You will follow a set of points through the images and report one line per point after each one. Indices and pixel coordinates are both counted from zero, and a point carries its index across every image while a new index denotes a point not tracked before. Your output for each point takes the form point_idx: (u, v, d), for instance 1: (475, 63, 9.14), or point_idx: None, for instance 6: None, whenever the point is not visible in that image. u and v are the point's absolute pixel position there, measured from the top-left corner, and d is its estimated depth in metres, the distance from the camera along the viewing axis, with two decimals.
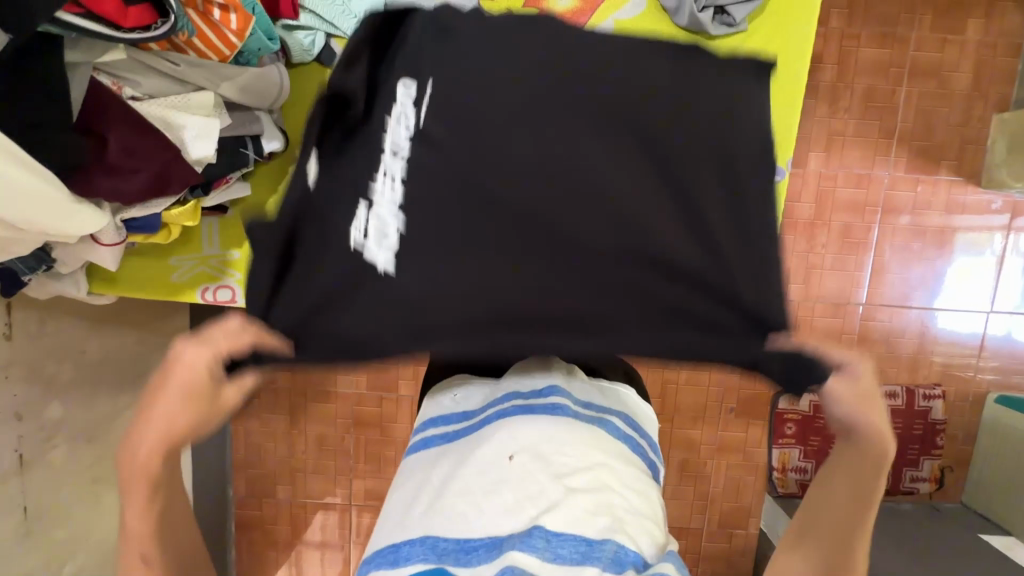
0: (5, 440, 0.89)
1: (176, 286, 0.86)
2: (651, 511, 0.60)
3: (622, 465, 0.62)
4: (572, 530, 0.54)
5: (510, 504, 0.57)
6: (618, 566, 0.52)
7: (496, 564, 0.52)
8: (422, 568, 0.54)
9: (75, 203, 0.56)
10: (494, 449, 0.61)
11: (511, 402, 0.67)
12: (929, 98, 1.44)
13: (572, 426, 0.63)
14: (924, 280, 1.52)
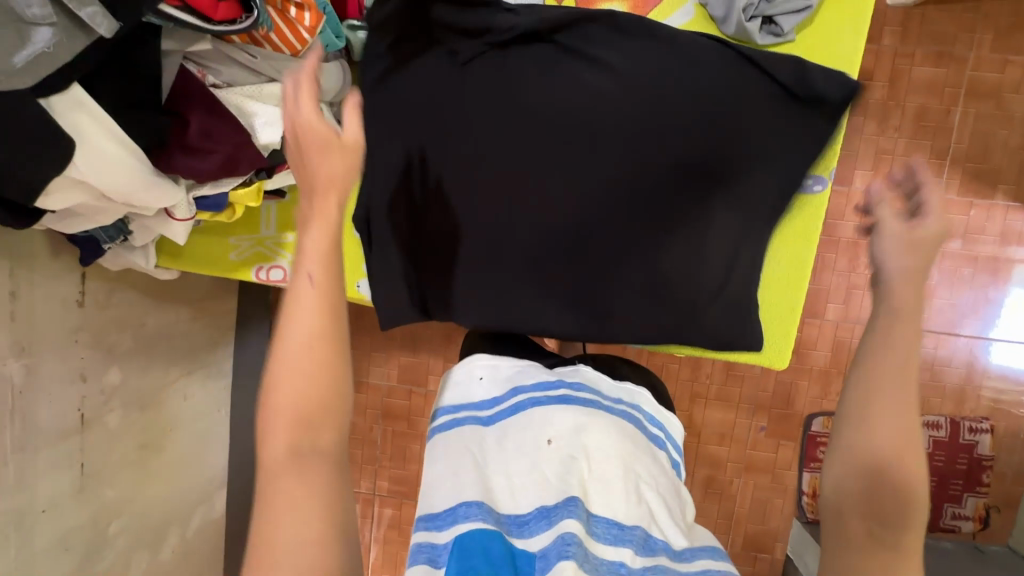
0: (68, 398, 0.96)
1: (235, 264, 0.91)
2: (673, 499, 0.66)
3: (651, 460, 0.68)
4: (608, 512, 0.62)
5: (554, 480, 0.63)
6: (647, 549, 0.60)
7: (548, 532, 0.59)
8: (481, 526, 0.58)
9: (154, 176, 0.61)
10: (534, 436, 0.66)
11: (546, 395, 0.70)
12: (987, 119, 1.40)
13: (605, 419, 0.68)
14: (974, 307, 1.46)
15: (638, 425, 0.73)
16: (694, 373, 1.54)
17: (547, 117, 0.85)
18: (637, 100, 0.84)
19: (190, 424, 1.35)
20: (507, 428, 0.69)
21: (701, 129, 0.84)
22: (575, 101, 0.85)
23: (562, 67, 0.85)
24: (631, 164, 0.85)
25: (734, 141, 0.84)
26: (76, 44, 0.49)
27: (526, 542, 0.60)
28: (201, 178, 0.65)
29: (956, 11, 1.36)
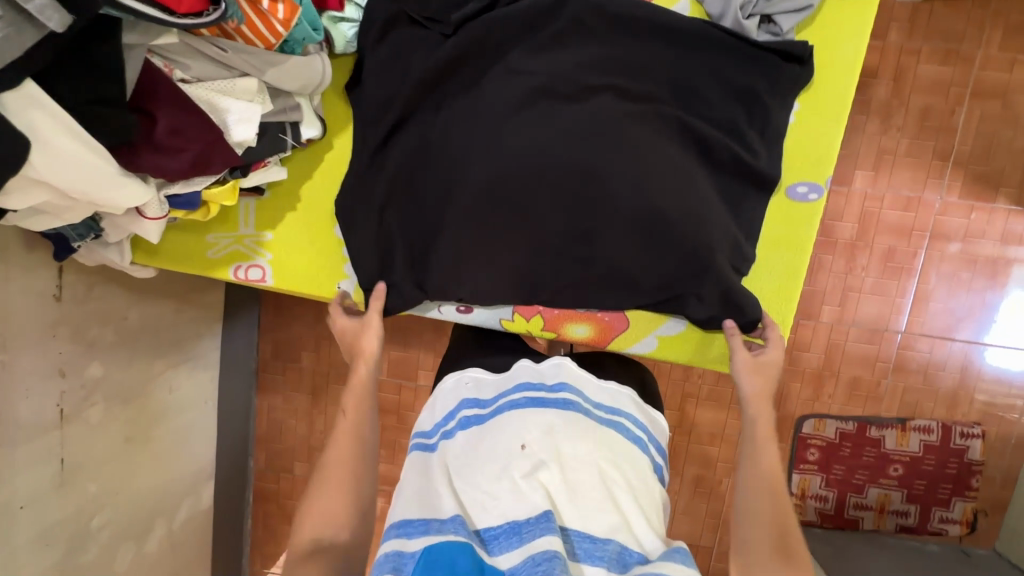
0: (47, 394, 0.95)
1: (211, 262, 0.89)
2: (651, 510, 0.64)
3: (628, 467, 0.66)
4: (579, 526, 0.59)
5: (525, 491, 0.60)
6: (621, 564, 0.57)
7: (518, 549, 0.56)
8: (450, 540, 0.56)
9: (120, 174, 0.59)
10: (509, 441, 0.64)
11: (523, 398, 0.69)
12: (991, 120, 1.36)
13: (581, 425, 0.66)
14: (971, 311, 1.44)
15: (619, 427, 0.70)
16: (686, 372, 1.53)
17: (535, 81, 0.81)
18: (627, 68, 0.81)
19: (176, 417, 1.34)
20: (482, 434, 0.67)
21: (692, 96, 0.82)
22: (562, 59, 0.81)
23: (549, 23, 0.80)
24: (632, 138, 0.80)
25: (726, 109, 0.82)
26: (26, 40, 0.45)
27: (495, 559, 0.58)
28: (171, 177, 0.62)
29: (965, 7, 1.32)
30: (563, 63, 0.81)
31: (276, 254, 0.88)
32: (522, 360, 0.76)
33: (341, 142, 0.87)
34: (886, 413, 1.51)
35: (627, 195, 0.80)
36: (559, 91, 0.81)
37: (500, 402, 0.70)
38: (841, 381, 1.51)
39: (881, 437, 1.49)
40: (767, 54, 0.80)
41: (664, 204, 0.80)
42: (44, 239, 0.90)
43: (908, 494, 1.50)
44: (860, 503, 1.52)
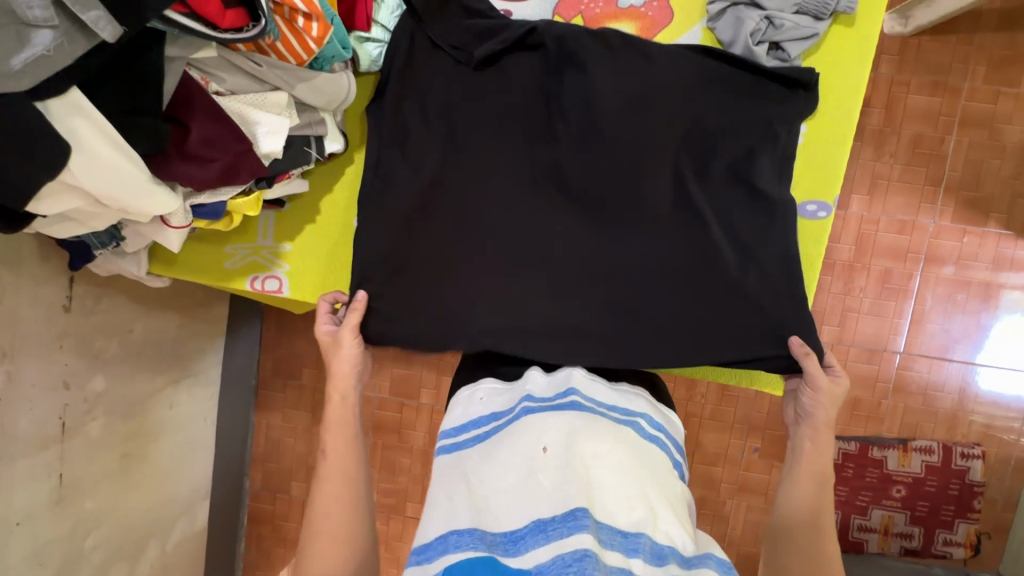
0: (50, 406, 0.93)
1: (228, 274, 0.89)
2: (677, 505, 0.63)
3: (648, 464, 0.65)
4: (608, 519, 0.58)
5: (549, 491, 0.59)
6: (657, 558, 0.56)
7: (545, 547, 0.55)
8: (470, 555, 0.56)
9: (151, 183, 0.60)
10: (527, 444, 0.65)
11: (535, 405, 0.70)
12: (979, 149, 1.42)
13: (596, 424, 0.67)
14: (967, 333, 1.47)
15: (635, 428, 0.71)
16: (690, 392, 1.54)
17: (544, 111, 0.86)
18: (643, 91, 0.83)
19: (175, 434, 1.32)
20: (501, 441, 0.68)
21: (703, 118, 0.84)
22: (573, 85, 0.84)
23: (560, 63, 0.84)
24: (644, 165, 0.84)
25: (732, 133, 0.84)
26: (77, 49, 0.47)
27: (521, 560, 0.55)
28: (199, 186, 0.64)
29: (951, 41, 1.39)
30: (577, 93, 0.84)
31: (294, 265, 0.89)
32: (534, 370, 0.79)
33: (362, 157, 0.89)
34: (887, 434, 1.52)
35: (637, 220, 0.85)
36: (573, 119, 0.84)
37: (516, 411, 0.71)
38: (843, 402, 1.52)
39: (884, 458, 1.50)
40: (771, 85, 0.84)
41: (670, 230, 0.85)
42: (57, 249, 0.90)
43: (911, 516, 1.50)
44: (865, 525, 1.51)
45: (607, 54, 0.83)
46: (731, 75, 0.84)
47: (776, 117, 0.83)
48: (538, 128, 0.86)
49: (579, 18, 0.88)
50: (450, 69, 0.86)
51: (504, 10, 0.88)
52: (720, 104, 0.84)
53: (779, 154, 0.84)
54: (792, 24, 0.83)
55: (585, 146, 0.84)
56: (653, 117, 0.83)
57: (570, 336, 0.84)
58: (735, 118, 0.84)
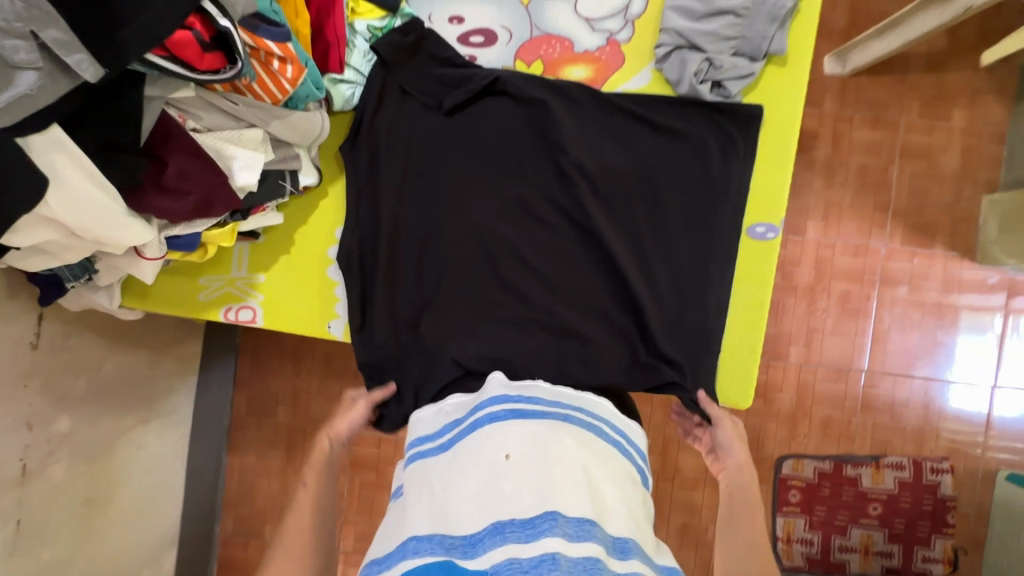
0: (11, 448, 0.90)
1: (201, 305, 0.90)
2: (634, 503, 0.66)
3: (608, 467, 0.68)
4: (577, 512, 0.59)
5: (511, 496, 0.61)
6: (620, 551, 0.60)
7: (503, 549, 0.57)
8: (430, 560, 0.59)
9: (128, 216, 0.62)
10: (492, 452, 0.66)
11: (502, 411, 0.71)
12: (920, 177, 1.53)
13: (559, 430, 0.69)
14: (925, 350, 1.54)
15: (596, 432, 0.74)
16: (666, 417, 1.55)
17: (511, 152, 0.90)
18: (605, 137, 0.89)
19: (143, 478, 1.28)
20: (463, 447, 0.69)
21: (659, 157, 0.89)
22: (536, 131, 0.89)
23: (524, 112, 0.89)
24: (599, 201, 0.88)
25: (685, 172, 0.89)
26: (59, 88, 0.50)
27: (478, 562, 0.58)
28: (174, 219, 0.66)
29: (886, 81, 1.52)
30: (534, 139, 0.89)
31: (267, 295, 0.90)
32: (495, 376, 0.79)
33: (337, 189, 0.91)
34: (860, 451, 1.55)
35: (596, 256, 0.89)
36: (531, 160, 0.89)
37: (478, 419, 0.73)
38: (815, 422, 1.55)
39: (858, 476, 1.53)
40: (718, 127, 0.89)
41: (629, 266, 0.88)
42: (26, 285, 0.90)
43: (889, 533, 1.52)
44: (845, 545, 1.52)
45: (560, 103, 0.89)
46: (684, 119, 0.89)
47: (727, 159, 0.89)
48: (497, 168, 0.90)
49: (539, 63, 0.94)
50: (420, 111, 0.90)
51: (468, 56, 0.94)
52: (673, 145, 0.89)
53: (733, 197, 0.89)
54: (731, 65, 0.88)
55: (550, 188, 0.89)
56: (610, 159, 0.89)
57: (534, 364, 0.86)
58: (687, 158, 0.89)
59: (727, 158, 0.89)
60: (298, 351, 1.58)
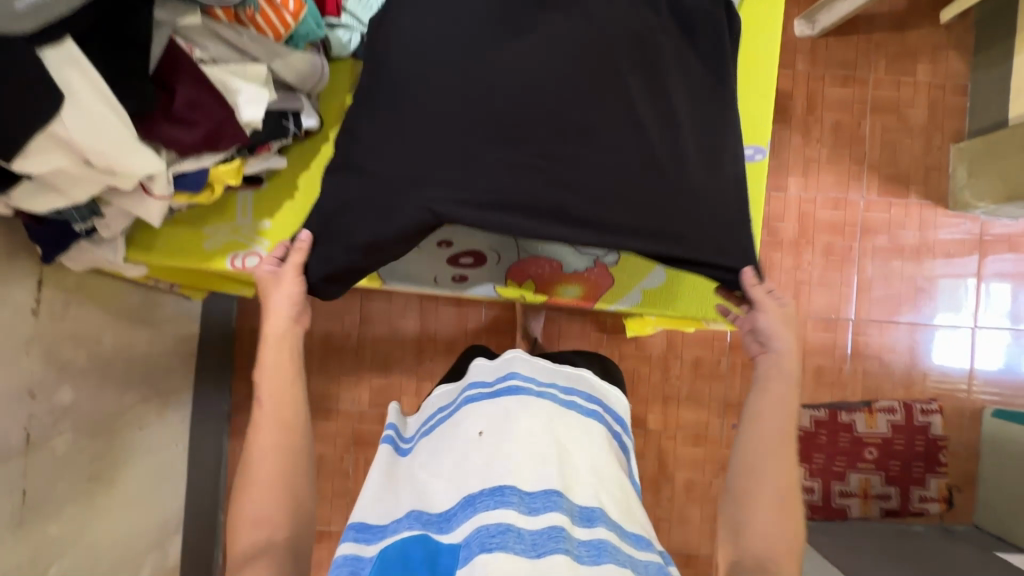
0: (16, 416, 0.89)
1: (208, 254, 0.84)
2: (602, 472, 0.74)
3: (584, 440, 0.76)
4: (540, 486, 0.67)
5: (484, 468, 0.71)
6: (587, 520, 0.67)
7: (472, 519, 0.66)
8: (408, 536, 0.68)
9: (134, 142, 0.61)
10: (469, 431, 0.76)
11: (478, 393, 0.81)
12: (892, 130, 1.60)
13: (533, 405, 0.77)
14: (908, 295, 1.60)
15: (575, 406, 0.81)
16: (665, 375, 1.58)
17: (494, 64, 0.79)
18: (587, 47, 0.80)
19: (146, 459, 1.26)
20: (447, 430, 0.80)
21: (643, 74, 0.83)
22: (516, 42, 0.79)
23: (502, 24, 0.81)
24: (574, 87, 0.79)
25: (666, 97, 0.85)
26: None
27: (451, 534, 0.67)
28: (184, 150, 0.67)
29: (852, 41, 1.59)
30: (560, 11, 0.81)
31: (274, 241, 0.85)
32: (479, 362, 0.89)
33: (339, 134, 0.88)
34: (853, 397, 1.60)
35: (585, 153, 0.79)
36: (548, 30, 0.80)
37: (459, 401, 0.84)
38: (808, 371, 1.60)
39: (852, 421, 1.57)
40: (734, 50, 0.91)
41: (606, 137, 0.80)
42: (27, 246, 0.89)
43: (886, 476, 1.58)
44: (845, 490, 1.57)
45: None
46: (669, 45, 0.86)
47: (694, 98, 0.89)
48: (493, 40, 0.79)
49: None
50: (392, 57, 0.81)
51: None
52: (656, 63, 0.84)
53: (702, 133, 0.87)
54: None
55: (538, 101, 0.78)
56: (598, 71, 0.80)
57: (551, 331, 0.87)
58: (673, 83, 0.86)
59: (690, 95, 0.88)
60: None
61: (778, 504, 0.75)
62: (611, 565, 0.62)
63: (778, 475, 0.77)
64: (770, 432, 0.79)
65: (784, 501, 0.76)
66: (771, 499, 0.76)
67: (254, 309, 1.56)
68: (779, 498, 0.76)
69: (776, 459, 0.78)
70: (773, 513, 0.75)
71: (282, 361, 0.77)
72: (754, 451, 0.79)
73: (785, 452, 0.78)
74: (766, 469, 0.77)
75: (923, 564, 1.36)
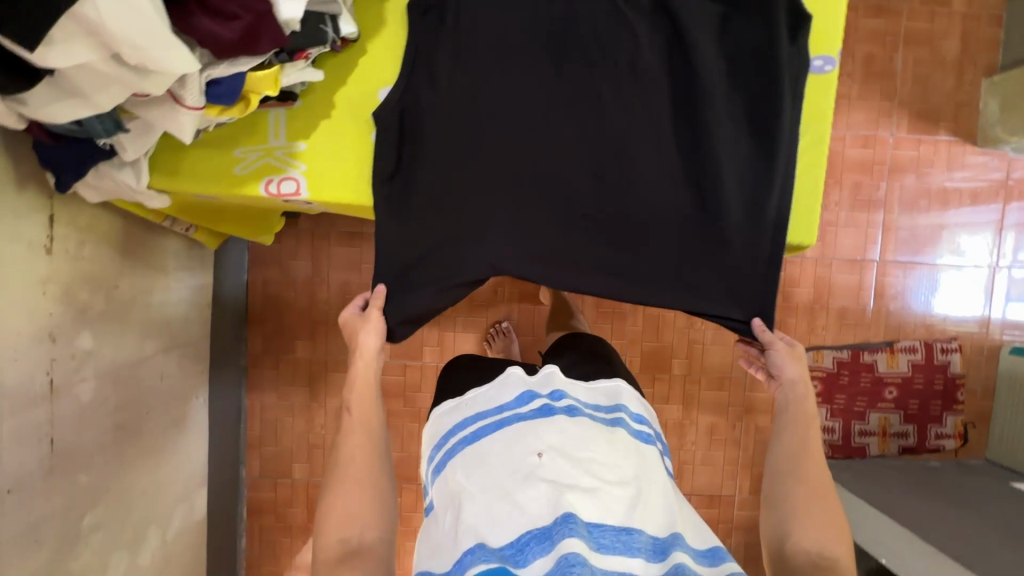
0: (37, 360, 0.84)
1: (237, 179, 0.78)
2: (660, 490, 0.74)
3: (640, 460, 0.77)
4: (607, 519, 0.69)
5: (549, 496, 0.69)
6: (657, 552, 0.68)
7: (548, 552, 0.65)
8: (484, 568, 0.64)
9: (172, 37, 0.54)
10: (525, 450, 0.74)
11: (528, 410, 0.80)
12: (924, 64, 1.54)
13: (587, 428, 0.78)
14: (933, 235, 1.59)
15: (622, 426, 0.82)
16: (690, 320, 1.57)
17: (520, 72, 0.79)
18: (621, 58, 0.79)
19: (169, 412, 1.22)
20: (495, 443, 0.77)
21: (680, 78, 0.80)
22: (546, 55, 0.79)
23: (535, 24, 0.79)
24: (601, 106, 0.79)
25: (711, 96, 0.79)
26: None
27: (528, 568, 0.65)
28: (219, 49, 0.60)
29: None
30: (603, 49, 0.79)
31: (311, 164, 0.78)
32: (514, 369, 0.86)
33: (376, 49, 0.79)
34: (875, 339, 1.61)
35: (618, 192, 0.80)
36: (589, 75, 0.79)
37: (505, 415, 0.80)
38: (832, 313, 1.60)
39: (874, 361, 1.58)
40: (802, 68, 0.78)
41: (636, 153, 0.80)
42: (36, 176, 0.81)
43: (904, 415, 1.60)
44: (864, 430, 1.60)
45: (642, 19, 0.79)
46: (715, 36, 0.79)
47: (760, 91, 0.79)
48: (524, 45, 0.79)
49: None
50: (415, 56, 0.78)
51: None
52: (705, 58, 0.78)
53: (754, 129, 0.79)
54: None
55: (567, 119, 0.79)
56: (627, 83, 0.79)
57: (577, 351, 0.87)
58: (724, 78, 0.79)
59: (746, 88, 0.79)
60: (310, 284, 1.51)
61: (820, 493, 0.77)
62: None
63: (812, 468, 0.79)
64: (796, 438, 0.81)
65: (823, 490, 0.77)
66: (816, 497, 0.76)
67: (267, 259, 1.50)
68: (824, 491, 0.77)
69: (807, 459, 0.79)
70: (817, 505, 0.75)
71: (363, 395, 0.77)
72: (786, 458, 0.80)
73: (814, 450, 0.80)
74: (800, 468, 0.79)
75: (944, 496, 1.39)
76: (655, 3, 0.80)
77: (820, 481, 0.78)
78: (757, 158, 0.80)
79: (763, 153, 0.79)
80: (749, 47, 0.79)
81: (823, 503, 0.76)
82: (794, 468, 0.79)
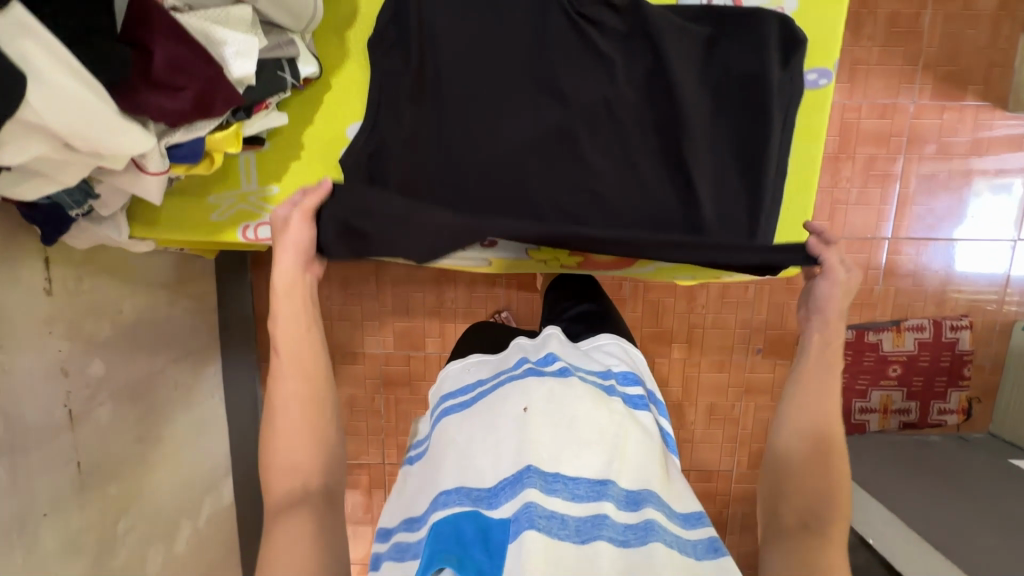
0: (53, 396, 0.89)
1: (215, 226, 0.79)
2: (647, 449, 0.72)
3: (629, 419, 0.74)
4: (585, 473, 0.68)
5: (527, 446, 0.69)
6: (632, 503, 0.67)
7: (514, 498, 0.65)
8: (455, 513, 0.68)
9: (122, 119, 0.54)
10: (513, 405, 0.73)
11: (524, 368, 0.78)
12: (956, 20, 1.40)
13: (580, 386, 0.74)
14: (950, 209, 1.51)
15: (614, 390, 0.79)
16: (690, 305, 1.56)
17: (494, 104, 0.77)
18: (597, 92, 0.77)
19: (186, 413, 1.30)
20: (488, 402, 0.77)
21: (662, 107, 0.78)
22: (519, 91, 0.77)
23: (507, 54, 0.77)
24: (576, 140, 0.78)
25: (692, 126, 0.77)
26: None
27: (499, 511, 0.67)
28: (173, 120, 0.59)
29: None
30: (578, 86, 0.77)
31: None
32: (519, 341, 0.87)
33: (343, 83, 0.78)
34: (882, 318, 1.58)
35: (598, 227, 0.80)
36: (562, 111, 0.77)
37: (502, 376, 0.80)
38: None
39: (878, 341, 1.56)
40: (793, 94, 0.77)
41: (614, 186, 0.79)
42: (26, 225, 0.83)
43: (907, 392, 1.60)
44: (865, 407, 1.61)
45: (618, 47, 0.77)
46: (695, 61, 0.77)
47: (744, 119, 0.78)
48: (496, 78, 0.77)
49: None
50: (385, 93, 0.77)
51: None
52: (687, 86, 0.77)
53: (737, 159, 0.79)
54: None
55: (542, 159, 0.78)
56: (604, 114, 0.78)
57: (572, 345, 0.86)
58: (705, 108, 0.78)
59: (728, 116, 0.78)
60: None
61: (826, 453, 0.71)
62: (658, 544, 0.64)
63: (823, 424, 0.72)
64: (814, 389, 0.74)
65: (830, 450, 0.71)
66: (824, 458, 0.71)
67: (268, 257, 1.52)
68: (834, 452, 0.71)
69: (822, 414, 0.73)
70: (818, 463, 0.71)
71: (288, 316, 0.67)
72: (801, 405, 0.74)
73: (833, 407, 0.73)
74: (811, 421, 0.73)
75: (940, 474, 1.41)
76: (631, 27, 0.76)
77: (829, 437, 0.72)
78: (740, 192, 0.79)
79: (745, 184, 0.79)
80: (732, 76, 0.77)
81: (828, 463, 0.70)
82: (804, 421, 0.73)
